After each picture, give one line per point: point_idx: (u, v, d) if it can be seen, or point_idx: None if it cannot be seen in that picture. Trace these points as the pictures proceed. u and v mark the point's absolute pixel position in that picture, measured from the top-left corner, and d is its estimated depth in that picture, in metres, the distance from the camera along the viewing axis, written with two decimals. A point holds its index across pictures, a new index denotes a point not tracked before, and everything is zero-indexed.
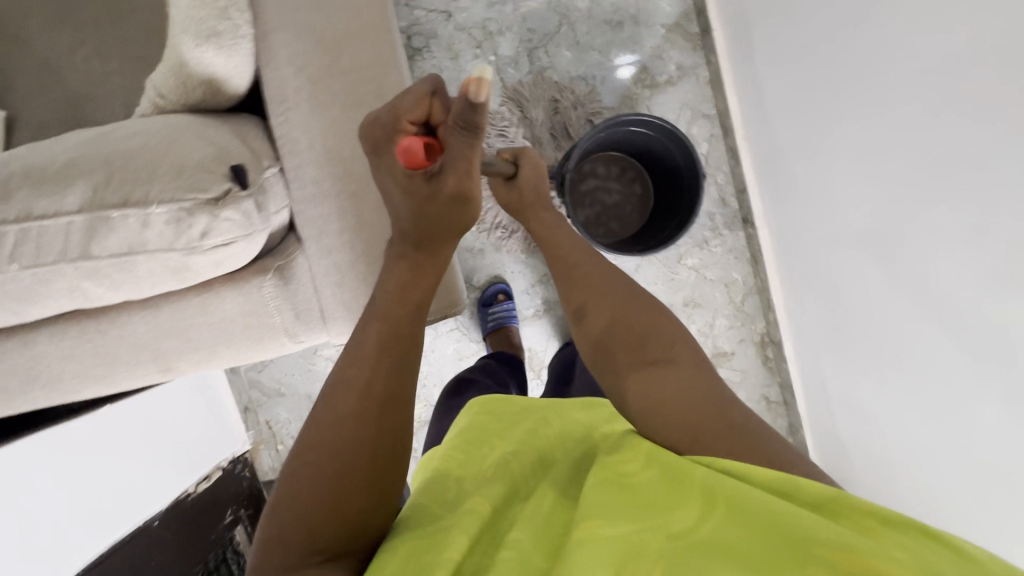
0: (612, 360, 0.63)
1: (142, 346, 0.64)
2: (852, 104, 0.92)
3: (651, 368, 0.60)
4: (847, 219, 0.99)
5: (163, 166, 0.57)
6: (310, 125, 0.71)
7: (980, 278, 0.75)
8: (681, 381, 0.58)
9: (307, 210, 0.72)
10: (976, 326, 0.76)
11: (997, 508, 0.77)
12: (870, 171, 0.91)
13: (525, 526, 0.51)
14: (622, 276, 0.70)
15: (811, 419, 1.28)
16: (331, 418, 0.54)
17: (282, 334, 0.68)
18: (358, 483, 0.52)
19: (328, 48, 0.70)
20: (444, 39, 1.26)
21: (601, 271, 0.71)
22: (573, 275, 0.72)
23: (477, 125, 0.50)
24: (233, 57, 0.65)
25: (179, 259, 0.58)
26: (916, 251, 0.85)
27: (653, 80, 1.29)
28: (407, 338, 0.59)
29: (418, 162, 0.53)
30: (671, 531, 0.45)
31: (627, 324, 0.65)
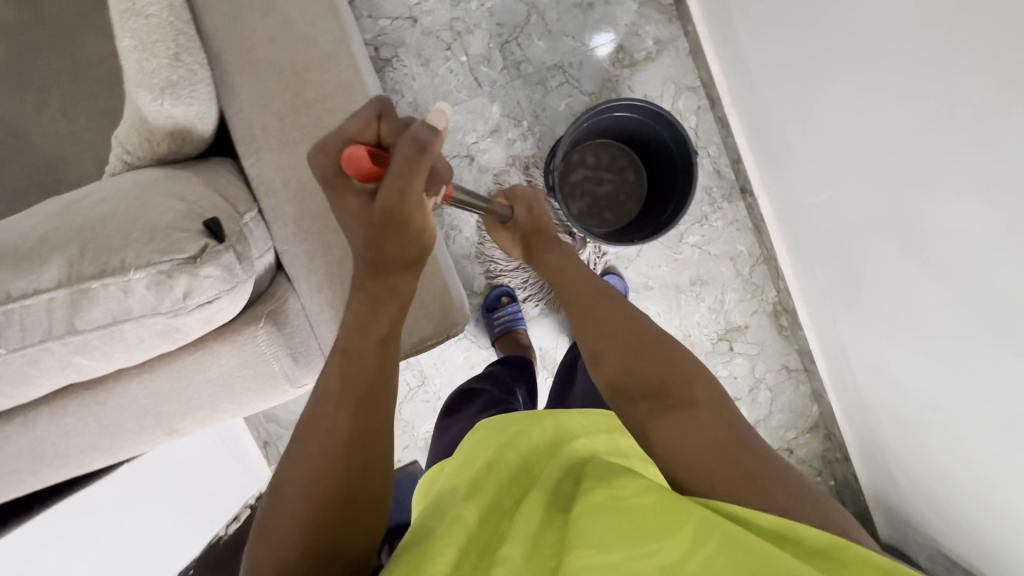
0: (630, 403, 0.65)
1: (145, 411, 0.63)
2: (841, 61, 0.88)
3: (669, 410, 0.61)
4: (849, 180, 0.95)
5: (137, 230, 0.55)
6: (284, 163, 0.69)
7: (992, 231, 0.71)
8: (696, 423, 0.59)
9: (291, 250, 0.70)
10: (993, 279, 0.73)
11: None
12: (866, 127, 0.87)
13: (515, 543, 0.50)
14: (638, 318, 0.74)
15: (835, 383, 1.25)
16: (312, 442, 0.55)
17: (283, 381, 0.66)
18: (328, 513, 0.52)
19: (290, 82, 0.68)
20: (413, 46, 1.23)
21: (617, 317, 0.75)
22: (590, 325, 0.76)
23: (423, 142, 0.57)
24: (194, 104, 0.62)
25: (166, 322, 0.56)
26: (922, 208, 0.82)
27: (632, 59, 1.24)
28: (370, 372, 0.59)
29: (361, 165, 0.58)
30: (659, 561, 0.43)
31: (642, 368, 0.67)
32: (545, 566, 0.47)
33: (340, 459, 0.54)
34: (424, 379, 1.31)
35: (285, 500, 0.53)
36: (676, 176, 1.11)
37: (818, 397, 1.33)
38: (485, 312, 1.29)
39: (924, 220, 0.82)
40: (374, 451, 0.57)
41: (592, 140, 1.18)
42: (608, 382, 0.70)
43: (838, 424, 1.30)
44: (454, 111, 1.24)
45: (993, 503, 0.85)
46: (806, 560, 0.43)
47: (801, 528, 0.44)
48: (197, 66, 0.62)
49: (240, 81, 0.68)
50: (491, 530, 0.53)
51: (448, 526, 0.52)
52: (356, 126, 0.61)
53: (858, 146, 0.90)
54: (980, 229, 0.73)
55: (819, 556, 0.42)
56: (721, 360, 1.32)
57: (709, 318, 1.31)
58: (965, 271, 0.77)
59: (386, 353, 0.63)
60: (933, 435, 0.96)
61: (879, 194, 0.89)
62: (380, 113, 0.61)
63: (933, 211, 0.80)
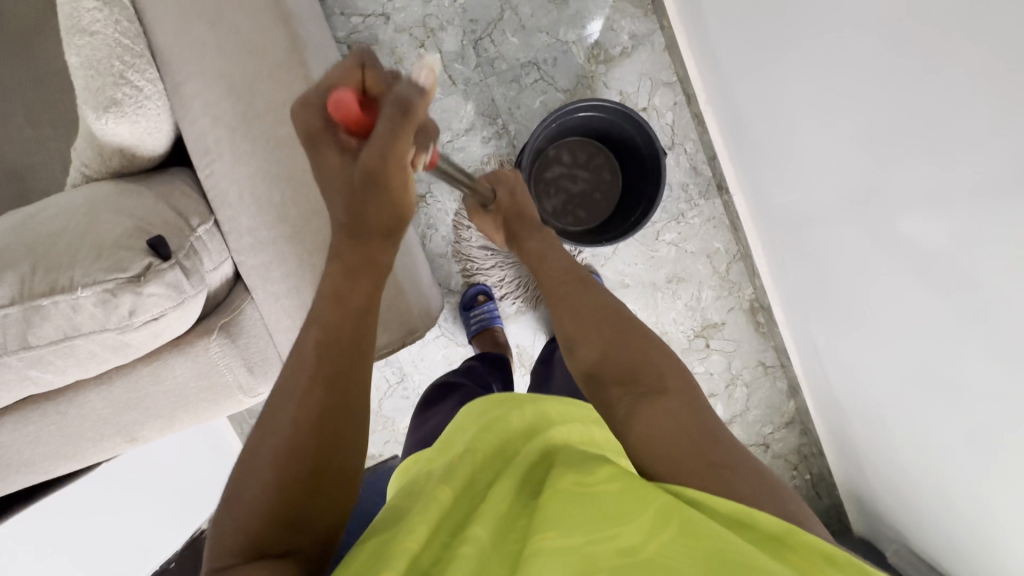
0: (607, 388, 0.65)
1: (105, 420, 0.65)
2: (805, 61, 0.87)
3: (644, 400, 0.61)
4: (819, 179, 0.94)
5: (83, 248, 0.57)
6: (237, 175, 0.70)
7: (952, 233, 0.71)
8: (669, 412, 0.59)
9: (248, 260, 0.71)
10: (951, 285, 0.73)
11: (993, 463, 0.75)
12: (833, 127, 0.86)
13: (483, 523, 0.50)
14: (619, 306, 0.72)
15: (810, 379, 1.26)
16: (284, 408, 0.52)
17: (237, 391, 0.68)
18: (300, 483, 0.50)
19: (241, 94, 0.68)
20: (385, 44, 1.22)
21: (598, 303, 0.73)
22: (570, 308, 0.74)
23: (415, 102, 0.50)
24: (141, 122, 0.65)
25: (115, 337, 0.58)
26: (886, 210, 0.82)
27: (607, 54, 1.23)
28: (350, 342, 0.56)
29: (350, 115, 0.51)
30: (619, 545, 0.43)
31: (616, 358, 0.66)
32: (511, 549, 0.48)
33: (313, 431, 0.52)
34: (402, 376, 1.33)
35: (256, 464, 0.51)
36: (648, 174, 1.10)
37: (794, 394, 1.34)
38: (461, 310, 1.30)
39: (886, 223, 0.82)
40: (345, 418, 0.54)
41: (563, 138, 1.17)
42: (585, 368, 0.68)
43: (813, 420, 1.31)
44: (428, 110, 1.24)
45: (954, 504, 0.87)
46: (762, 546, 0.44)
47: (758, 517, 0.45)
48: (143, 83, 0.64)
49: (192, 94, 0.69)
50: (462, 510, 0.53)
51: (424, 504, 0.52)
52: (338, 75, 0.55)
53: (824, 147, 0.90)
54: (939, 234, 0.73)
55: (774, 544, 0.44)
56: (697, 357, 1.33)
57: (685, 315, 1.32)
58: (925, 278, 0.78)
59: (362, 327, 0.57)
60: (899, 436, 0.97)
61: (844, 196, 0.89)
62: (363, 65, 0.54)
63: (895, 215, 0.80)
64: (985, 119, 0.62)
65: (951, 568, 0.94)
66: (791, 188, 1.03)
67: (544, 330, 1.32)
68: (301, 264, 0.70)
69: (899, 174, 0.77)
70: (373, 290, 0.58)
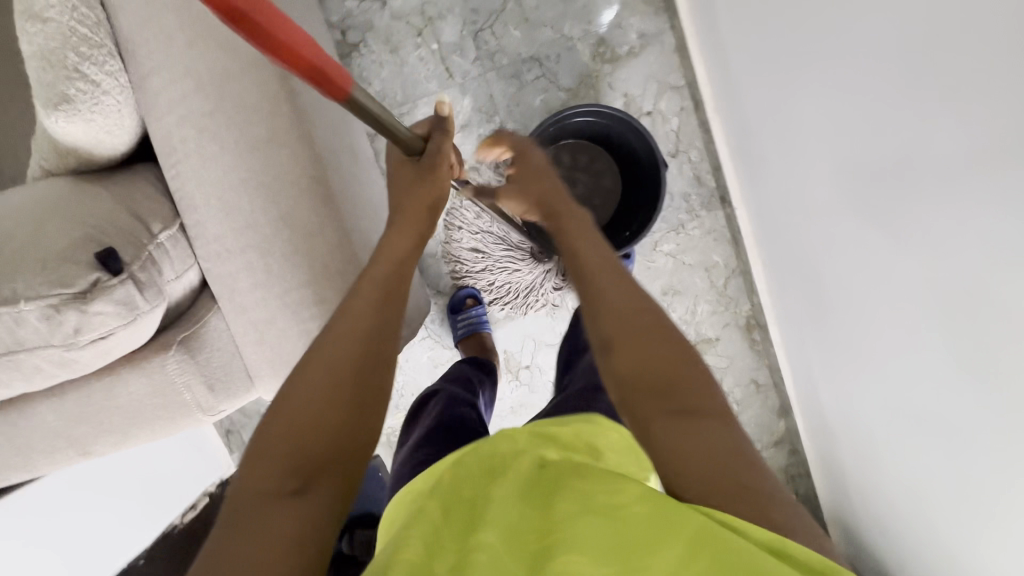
0: (642, 396, 0.52)
1: (54, 432, 0.65)
2: (816, 80, 0.81)
3: (685, 426, 0.50)
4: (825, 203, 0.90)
5: (28, 258, 0.55)
6: (204, 179, 0.66)
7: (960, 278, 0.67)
8: (715, 440, 0.49)
9: (213, 268, 0.68)
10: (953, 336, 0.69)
11: (982, 518, 0.72)
12: (841, 152, 0.81)
13: (492, 527, 0.45)
14: (659, 311, 0.56)
15: (802, 402, 1.23)
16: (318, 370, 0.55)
17: (194, 410, 0.68)
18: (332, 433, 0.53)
19: (208, 92, 0.64)
20: (381, 31, 1.17)
21: (632, 300, 0.57)
22: (604, 305, 0.57)
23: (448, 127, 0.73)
24: (95, 120, 0.61)
25: (60, 353, 0.58)
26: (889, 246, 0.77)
27: (613, 53, 1.16)
28: (389, 319, 0.61)
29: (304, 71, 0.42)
30: None
31: (655, 377, 0.52)
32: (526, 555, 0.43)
33: (348, 386, 0.55)
34: None
35: (282, 430, 0.52)
36: (650, 186, 1.05)
37: (785, 413, 1.31)
38: (450, 312, 1.26)
39: (892, 267, 0.77)
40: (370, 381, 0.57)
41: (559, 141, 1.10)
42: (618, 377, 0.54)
43: (803, 442, 1.28)
44: (422, 104, 1.18)
45: (936, 551, 0.85)
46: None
47: (800, 552, 0.41)
48: (100, 77, 0.61)
49: (157, 90, 0.64)
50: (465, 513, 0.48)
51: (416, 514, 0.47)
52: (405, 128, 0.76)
53: (834, 174, 0.85)
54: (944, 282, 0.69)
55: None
56: None
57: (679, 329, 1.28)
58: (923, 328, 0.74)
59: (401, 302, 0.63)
60: (886, 474, 0.94)
61: (850, 227, 0.84)
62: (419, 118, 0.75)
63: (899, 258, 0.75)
64: (998, 167, 0.57)
65: None
66: (800, 214, 0.97)
67: (534, 337, 1.29)
68: (270, 276, 0.67)
69: (908, 217, 0.72)
70: (417, 243, 0.69)
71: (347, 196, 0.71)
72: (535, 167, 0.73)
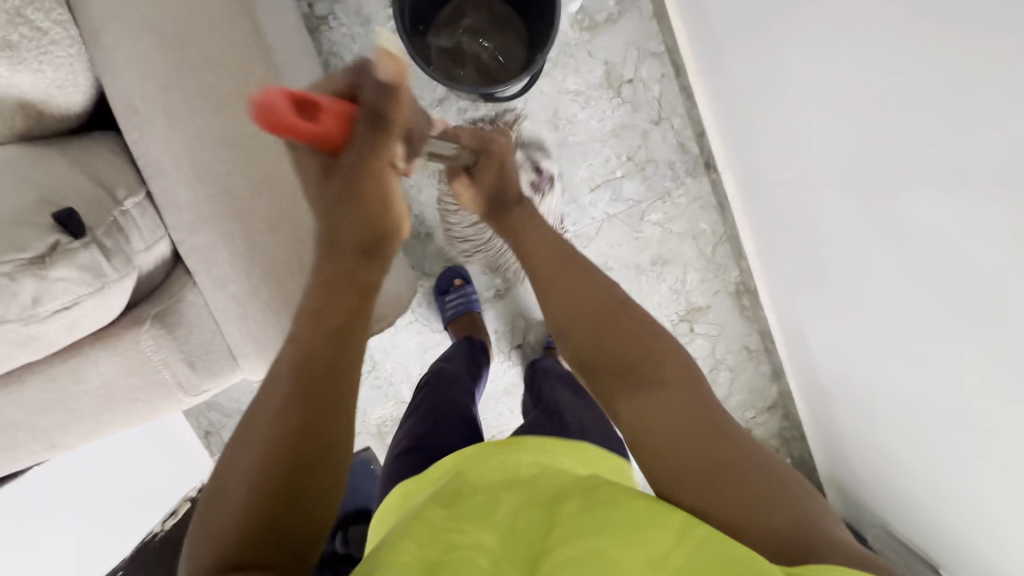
0: (545, 272, 0.73)
1: (14, 426, 0.56)
2: (806, 32, 0.82)
3: (590, 286, 0.70)
4: (815, 154, 0.91)
5: (10, 190, 0.51)
6: (175, 135, 0.59)
7: (956, 215, 0.69)
8: (628, 334, 0.64)
9: (190, 239, 0.62)
10: (960, 259, 0.70)
11: (992, 449, 0.76)
12: (834, 100, 0.82)
13: (496, 531, 0.51)
14: (555, 234, 0.78)
15: (793, 362, 1.26)
16: (266, 403, 0.51)
17: (176, 388, 0.62)
18: (282, 455, 0.48)
19: (172, 46, 0.59)
20: (351, 3, 1.09)
21: (564, 260, 0.73)
22: (528, 237, 0.79)
23: (386, 115, 0.49)
24: (45, 72, 0.55)
25: (20, 329, 0.50)
26: (889, 186, 0.78)
27: (592, 21, 1.14)
28: (341, 331, 0.54)
29: (279, 120, 0.43)
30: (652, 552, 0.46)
31: (544, 251, 0.76)
32: (526, 552, 0.49)
33: (309, 400, 0.51)
34: (374, 365, 1.25)
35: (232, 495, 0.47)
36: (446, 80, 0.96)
37: (777, 377, 1.33)
38: (436, 294, 1.22)
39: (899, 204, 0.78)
40: (330, 409, 0.51)
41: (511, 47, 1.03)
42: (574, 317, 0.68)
43: (795, 403, 1.32)
44: None
45: (940, 489, 0.90)
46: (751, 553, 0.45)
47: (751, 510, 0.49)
48: None
49: (112, 44, 0.58)
50: (472, 509, 0.54)
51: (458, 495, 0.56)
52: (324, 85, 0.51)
53: (829, 113, 0.84)
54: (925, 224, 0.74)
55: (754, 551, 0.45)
56: (681, 341, 1.30)
57: (669, 299, 1.28)
58: (943, 255, 0.72)
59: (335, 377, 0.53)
60: (884, 418, 0.99)
61: (839, 173, 0.87)
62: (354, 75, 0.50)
63: (896, 201, 0.78)
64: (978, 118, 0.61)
65: (929, 542, 0.99)
66: (795, 163, 0.97)
67: (521, 313, 1.28)
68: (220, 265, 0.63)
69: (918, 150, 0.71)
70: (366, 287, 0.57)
71: None
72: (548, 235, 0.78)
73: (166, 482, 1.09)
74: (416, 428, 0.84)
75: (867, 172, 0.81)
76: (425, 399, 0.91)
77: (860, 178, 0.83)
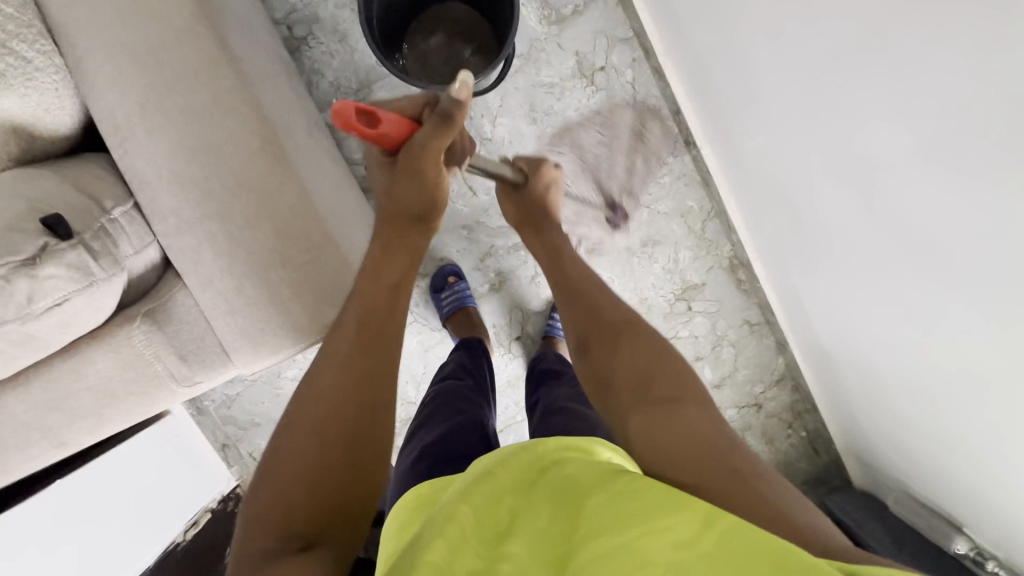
0: (574, 297, 0.81)
1: (26, 425, 0.61)
2: None
3: (611, 316, 0.75)
4: (785, 114, 0.93)
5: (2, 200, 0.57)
6: (157, 147, 0.64)
7: (917, 147, 0.71)
8: (648, 349, 0.68)
9: (175, 243, 0.66)
10: (924, 188, 0.73)
11: (994, 382, 0.75)
12: (796, 56, 0.84)
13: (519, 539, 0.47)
14: (594, 274, 0.85)
15: (795, 330, 1.25)
16: (330, 360, 0.62)
17: (169, 380, 0.66)
18: (338, 440, 0.57)
19: (147, 64, 0.63)
20: (327, 22, 1.15)
21: (594, 287, 0.81)
22: (564, 272, 0.86)
23: (451, 117, 0.62)
24: (31, 96, 0.61)
25: (18, 328, 0.56)
26: (853, 131, 0.80)
27: (559, 14, 1.18)
28: (381, 327, 0.65)
29: (350, 123, 0.53)
30: (673, 537, 0.41)
31: (571, 287, 0.83)
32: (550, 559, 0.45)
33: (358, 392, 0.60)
34: None
35: (292, 466, 0.55)
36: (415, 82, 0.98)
37: (782, 349, 1.32)
38: (432, 293, 1.25)
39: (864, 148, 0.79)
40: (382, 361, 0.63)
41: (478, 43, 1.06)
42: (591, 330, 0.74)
43: (803, 374, 1.30)
44: (377, 88, 1.18)
45: (951, 434, 0.89)
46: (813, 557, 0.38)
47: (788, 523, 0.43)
48: None
49: (95, 68, 0.63)
50: (488, 505, 0.51)
51: (482, 475, 0.54)
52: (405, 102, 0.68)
53: (792, 70, 0.86)
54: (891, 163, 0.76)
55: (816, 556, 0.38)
56: (680, 320, 1.30)
57: (664, 279, 1.28)
58: (910, 193, 0.75)
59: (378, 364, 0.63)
60: (886, 370, 0.98)
61: (804, 128, 0.89)
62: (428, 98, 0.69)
63: (862, 145, 0.79)
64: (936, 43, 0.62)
65: (950, 494, 0.97)
66: (767, 126, 0.99)
67: (517, 306, 1.29)
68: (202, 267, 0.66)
69: (879, 91, 0.72)
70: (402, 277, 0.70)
71: (308, 162, 0.74)
72: (586, 272, 0.85)
73: (183, 490, 1.13)
74: (427, 427, 0.87)
75: (831, 121, 0.83)
76: (438, 402, 0.94)
77: (827, 130, 0.85)
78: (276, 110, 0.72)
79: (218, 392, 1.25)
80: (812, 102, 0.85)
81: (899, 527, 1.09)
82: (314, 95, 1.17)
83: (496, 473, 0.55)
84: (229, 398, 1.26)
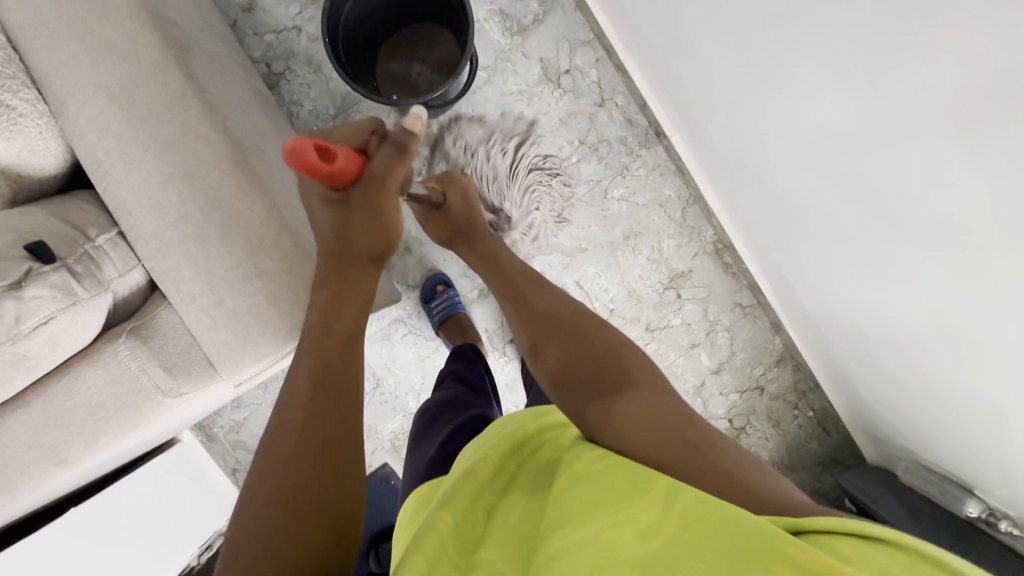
0: (510, 291, 0.77)
1: (28, 444, 0.65)
2: None
3: (554, 306, 0.72)
4: (736, 91, 0.96)
5: None
6: (135, 177, 0.69)
7: (853, 101, 0.74)
8: (598, 340, 0.65)
9: (158, 265, 0.70)
10: (868, 141, 0.75)
11: (974, 328, 0.75)
12: (741, 31, 0.86)
13: (494, 544, 0.45)
14: (524, 266, 0.82)
15: (787, 309, 1.25)
16: (288, 423, 0.58)
17: (155, 393, 0.68)
18: (302, 498, 0.54)
19: (122, 102, 0.69)
20: (303, 56, 1.21)
21: (532, 281, 0.78)
22: (496, 267, 0.82)
23: (405, 146, 0.59)
24: (15, 139, 0.68)
25: (11, 350, 0.61)
26: (798, 96, 0.83)
27: (520, 25, 1.22)
28: (338, 373, 0.62)
29: (308, 162, 0.49)
30: (641, 522, 0.41)
31: (506, 280, 0.79)
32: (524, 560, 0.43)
33: (318, 441, 0.57)
34: (378, 383, 1.30)
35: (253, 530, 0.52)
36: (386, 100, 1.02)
37: (778, 329, 1.31)
38: (423, 302, 1.27)
39: (812, 110, 0.82)
40: (347, 424, 0.60)
41: (441, 55, 1.12)
42: (535, 325, 0.70)
43: (801, 351, 1.29)
44: (355, 112, 1.23)
45: (944, 389, 0.87)
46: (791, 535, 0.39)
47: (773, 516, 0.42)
48: None
49: (77, 112, 0.69)
50: (467, 508, 0.48)
51: (463, 476, 0.52)
52: (345, 133, 0.61)
53: (737, 47, 0.89)
54: (837, 122, 0.78)
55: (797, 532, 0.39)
56: (671, 309, 1.30)
57: (650, 270, 1.29)
58: (860, 147, 0.77)
59: (337, 417, 0.59)
60: (871, 336, 0.98)
61: (754, 101, 0.93)
62: (372, 126, 0.62)
63: (810, 108, 0.82)
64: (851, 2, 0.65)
65: (954, 455, 0.95)
66: (724, 106, 1.01)
67: None
68: (183, 285, 0.70)
69: (812, 55, 0.75)
70: (359, 314, 0.67)
71: (281, 181, 0.78)
72: (519, 266, 0.82)
73: (197, 514, 1.14)
74: (430, 433, 0.85)
75: (779, 90, 0.86)
76: (434, 399, 0.95)
77: (779, 100, 0.87)
78: (247, 134, 0.77)
79: (225, 418, 1.29)
80: (761, 75, 0.88)
81: (912, 495, 1.06)
82: (296, 125, 1.23)
83: (475, 470, 0.52)
84: (236, 422, 1.30)
